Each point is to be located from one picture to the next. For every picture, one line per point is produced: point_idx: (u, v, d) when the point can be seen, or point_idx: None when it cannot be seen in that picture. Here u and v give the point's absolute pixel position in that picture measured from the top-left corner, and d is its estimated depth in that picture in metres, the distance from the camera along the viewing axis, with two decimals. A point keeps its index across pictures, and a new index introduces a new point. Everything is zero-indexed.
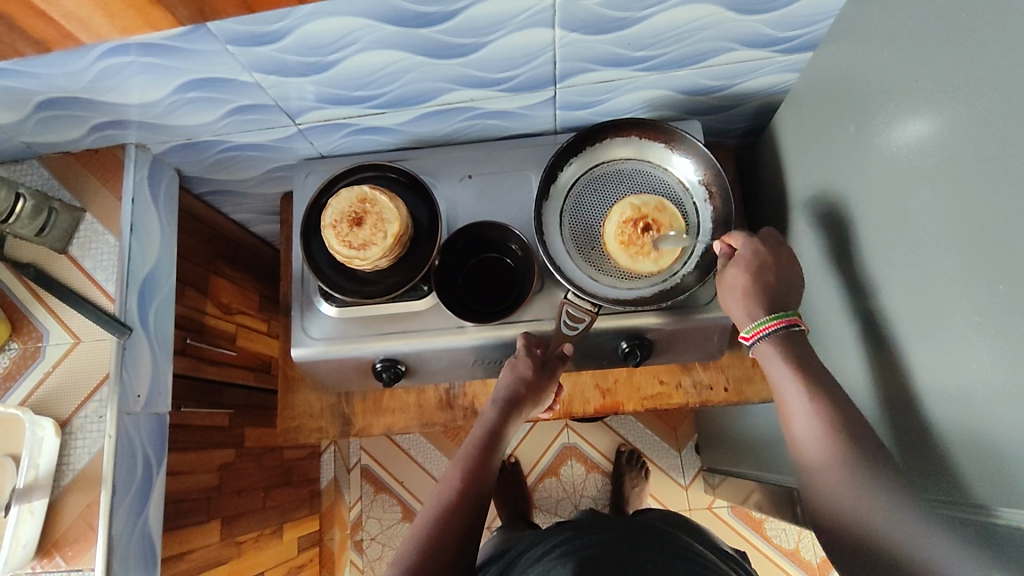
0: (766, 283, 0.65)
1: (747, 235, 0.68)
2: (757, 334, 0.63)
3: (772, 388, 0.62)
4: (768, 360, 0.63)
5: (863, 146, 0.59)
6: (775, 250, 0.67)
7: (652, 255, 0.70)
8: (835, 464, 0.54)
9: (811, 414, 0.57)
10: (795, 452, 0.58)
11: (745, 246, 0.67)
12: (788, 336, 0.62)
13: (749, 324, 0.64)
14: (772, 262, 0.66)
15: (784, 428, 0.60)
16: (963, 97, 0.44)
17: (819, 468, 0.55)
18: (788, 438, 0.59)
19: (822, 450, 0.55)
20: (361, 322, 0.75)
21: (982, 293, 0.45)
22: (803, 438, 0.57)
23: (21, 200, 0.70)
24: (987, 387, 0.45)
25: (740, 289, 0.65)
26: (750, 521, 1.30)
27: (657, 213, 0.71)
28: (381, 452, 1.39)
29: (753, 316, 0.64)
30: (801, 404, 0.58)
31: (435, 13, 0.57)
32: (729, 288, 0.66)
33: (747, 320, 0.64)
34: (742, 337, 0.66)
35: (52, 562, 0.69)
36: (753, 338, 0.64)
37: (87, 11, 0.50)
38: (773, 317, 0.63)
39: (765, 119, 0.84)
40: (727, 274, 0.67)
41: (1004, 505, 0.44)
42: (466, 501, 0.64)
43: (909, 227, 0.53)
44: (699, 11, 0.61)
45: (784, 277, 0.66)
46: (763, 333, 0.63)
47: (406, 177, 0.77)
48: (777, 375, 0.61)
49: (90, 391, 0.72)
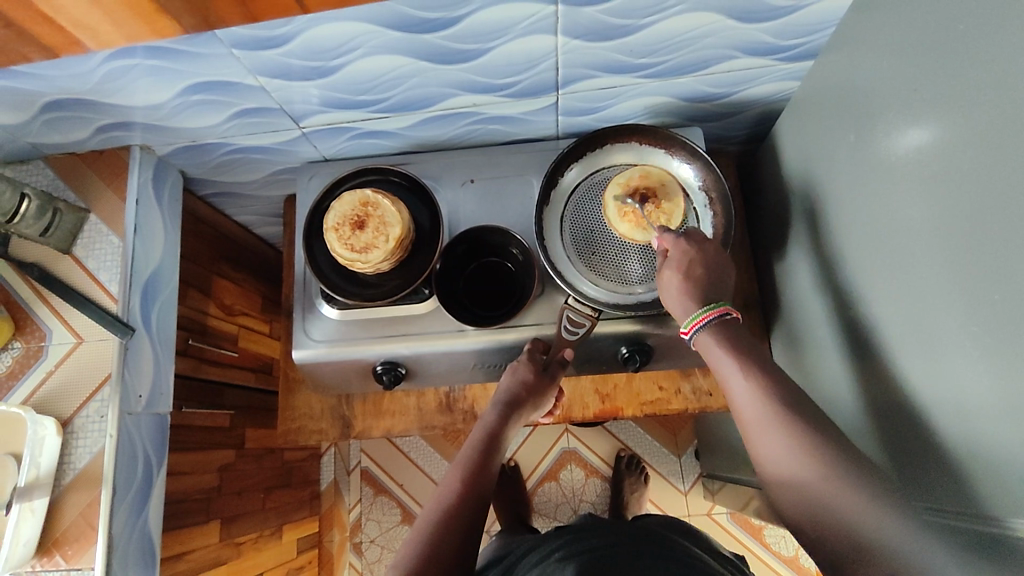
0: (698, 279, 0.65)
1: (677, 236, 0.67)
2: (695, 326, 0.63)
3: (734, 401, 0.58)
4: (722, 363, 0.60)
5: (862, 154, 0.59)
6: (706, 245, 0.67)
7: (662, 217, 0.70)
8: (804, 464, 0.51)
9: (773, 413, 0.54)
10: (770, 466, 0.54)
11: (675, 248, 0.67)
12: (724, 325, 0.62)
13: (686, 319, 0.64)
14: (701, 255, 0.66)
15: (749, 441, 0.56)
16: (963, 109, 0.45)
17: (787, 470, 0.52)
18: (757, 455, 0.55)
19: (787, 451, 0.52)
20: (362, 324, 0.76)
21: (977, 304, 0.45)
22: (772, 450, 0.53)
23: (27, 200, 0.71)
24: (983, 397, 0.45)
25: (677, 288, 0.65)
26: (750, 528, 1.30)
27: (640, 179, 0.71)
28: (382, 454, 1.39)
29: (689, 311, 0.64)
30: (759, 404, 0.56)
31: (439, 19, 0.57)
32: (667, 290, 0.66)
33: (685, 315, 0.64)
34: (682, 331, 0.65)
35: (52, 560, 0.69)
36: (691, 331, 0.63)
37: (94, 18, 0.51)
38: (710, 307, 0.63)
39: (767, 126, 0.84)
40: (662, 278, 0.66)
41: (1000, 514, 0.44)
42: (466, 504, 0.64)
43: (907, 236, 0.53)
44: (701, 19, 0.61)
45: (722, 275, 0.66)
46: (700, 325, 0.63)
47: (409, 181, 0.78)
48: (733, 377, 0.59)
49: (91, 391, 0.73)
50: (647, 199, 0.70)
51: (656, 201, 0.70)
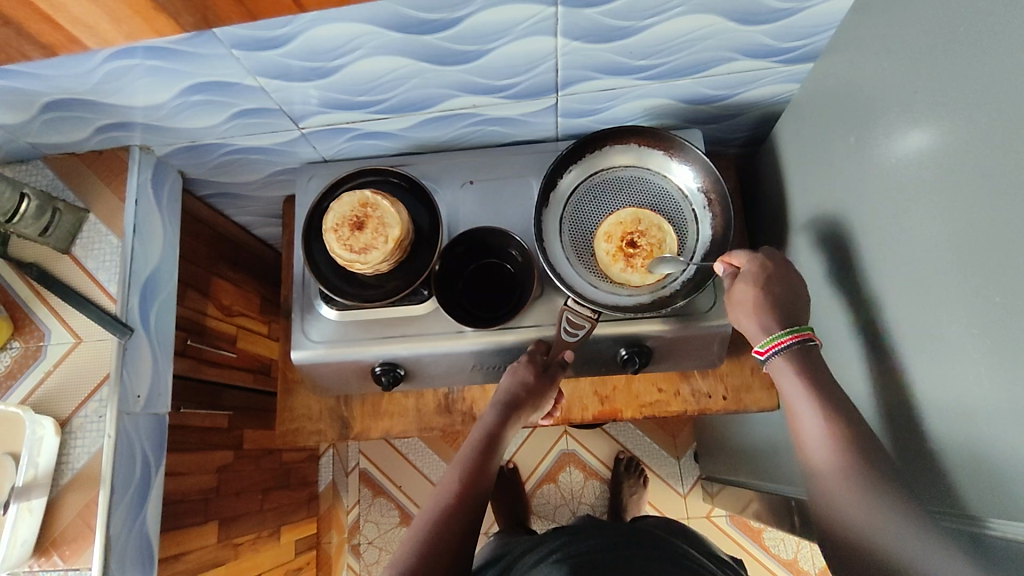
0: (773, 295, 0.65)
1: (749, 251, 0.68)
2: (772, 348, 0.63)
3: (791, 417, 0.60)
4: (784, 381, 0.61)
5: (862, 157, 0.59)
6: (781, 263, 0.67)
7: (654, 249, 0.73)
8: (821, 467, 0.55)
9: (805, 418, 0.58)
10: (821, 482, 0.55)
11: (748, 263, 0.67)
12: (803, 351, 0.62)
13: (764, 339, 0.64)
14: (779, 271, 0.66)
15: (803, 457, 0.58)
16: (963, 110, 0.45)
17: (808, 469, 0.57)
18: (810, 470, 0.57)
19: (810, 456, 0.57)
20: (361, 325, 0.76)
21: (978, 305, 0.45)
22: (826, 468, 0.55)
23: (26, 200, 0.71)
24: (985, 398, 0.45)
25: (750, 304, 0.65)
26: (749, 531, 1.29)
27: (617, 229, 0.74)
28: (380, 456, 1.39)
29: (767, 330, 0.64)
30: (819, 423, 0.57)
31: (438, 20, 0.57)
32: (739, 304, 0.66)
33: (762, 334, 0.64)
34: (756, 351, 0.65)
35: (50, 561, 0.69)
36: (768, 353, 0.63)
37: (95, 17, 0.51)
38: (789, 331, 0.62)
39: (767, 128, 0.84)
40: (734, 292, 0.67)
41: (1001, 516, 0.44)
42: (465, 504, 0.64)
43: (909, 238, 0.53)
44: (702, 20, 0.61)
45: (797, 295, 0.65)
46: (777, 348, 0.62)
47: (408, 181, 0.78)
48: (783, 374, 0.62)
49: (89, 391, 0.72)
50: (635, 242, 0.73)
51: (642, 240, 0.73)
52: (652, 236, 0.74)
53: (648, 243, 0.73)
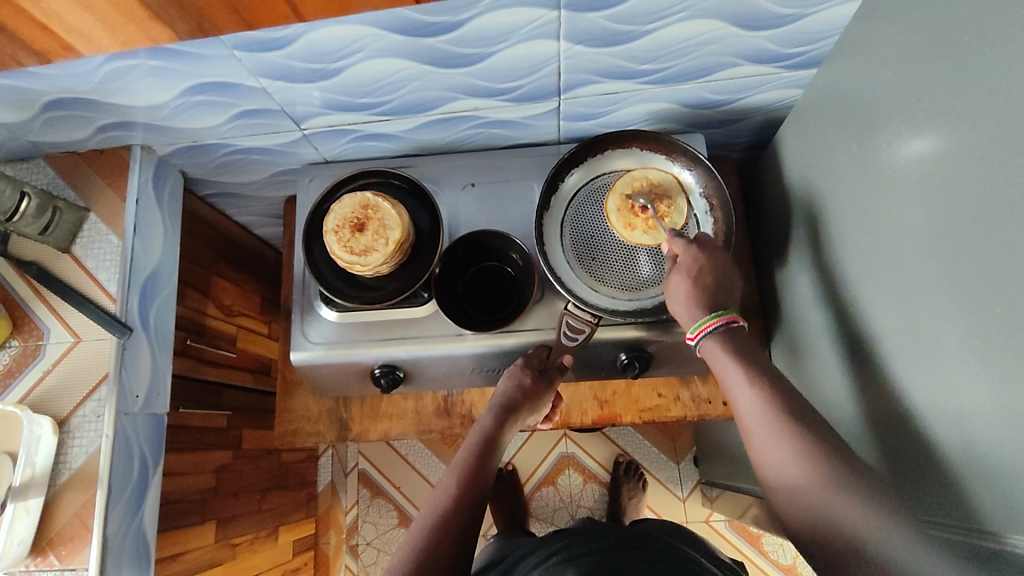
0: (706, 286, 0.64)
1: (687, 241, 0.68)
2: (700, 334, 0.63)
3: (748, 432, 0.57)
4: (737, 393, 0.59)
5: (864, 164, 0.58)
6: (716, 252, 0.67)
7: (649, 188, 0.73)
8: (777, 461, 0.54)
9: (761, 433, 0.55)
10: (791, 498, 0.53)
11: (684, 251, 0.67)
12: (729, 332, 0.62)
13: (692, 325, 0.64)
14: (711, 263, 0.66)
15: (765, 473, 0.55)
16: (967, 119, 0.44)
17: (761, 462, 0.55)
18: (776, 487, 0.54)
19: (773, 471, 0.54)
20: (361, 327, 0.75)
21: (979, 316, 0.44)
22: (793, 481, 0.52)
23: (26, 198, 0.70)
24: (983, 410, 0.45)
25: (683, 294, 0.65)
26: (749, 536, 1.29)
27: (636, 218, 0.71)
28: (379, 457, 1.39)
29: (694, 317, 0.64)
30: (775, 434, 0.54)
31: (440, 23, 0.57)
32: (673, 294, 0.66)
33: (690, 320, 0.64)
34: (688, 338, 0.65)
35: (46, 560, 0.69)
36: (697, 338, 0.63)
37: (90, 25, 0.51)
38: (714, 315, 0.63)
39: (769, 134, 0.84)
40: (670, 282, 0.66)
41: (998, 530, 0.44)
42: (461, 507, 0.63)
43: (909, 247, 0.52)
44: (704, 26, 0.61)
45: (734, 290, 0.66)
46: (705, 333, 0.63)
47: (410, 184, 0.78)
48: (733, 385, 0.59)
49: (88, 390, 0.72)
50: (643, 205, 0.72)
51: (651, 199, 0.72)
52: (637, 184, 0.73)
53: (648, 188, 0.73)
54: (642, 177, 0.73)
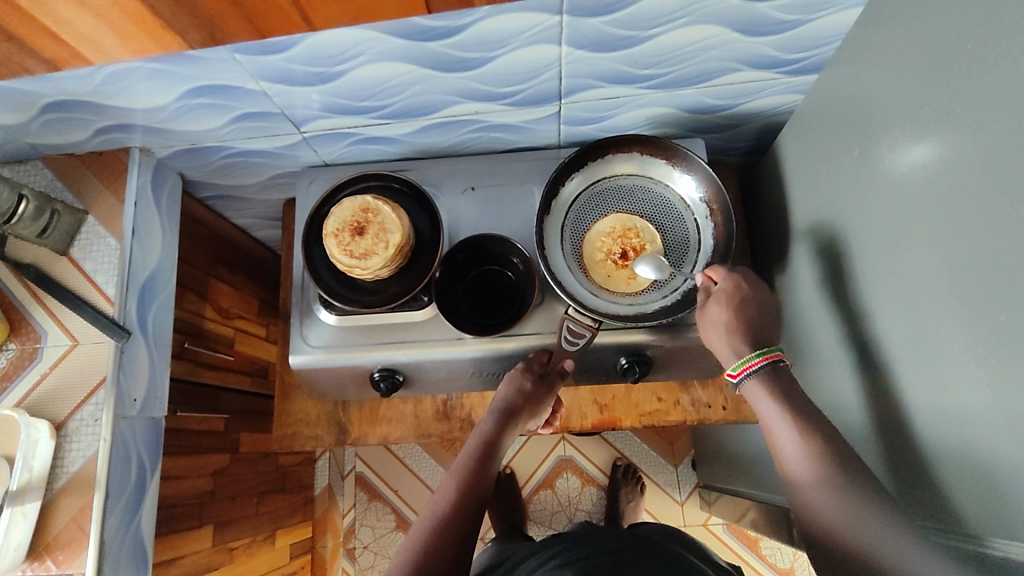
0: (747, 318, 0.65)
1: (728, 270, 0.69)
2: (744, 371, 0.62)
3: (771, 443, 0.58)
4: (761, 406, 0.60)
5: (866, 171, 0.58)
6: (756, 288, 0.68)
7: (611, 232, 0.75)
8: (801, 479, 0.54)
9: (784, 443, 0.57)
10: (808, 505, 0.53)
11: (727, 281, 0.68)
12: (775, 371, 0.61)
13: (736, 362, 0.63)
14: (754, 296, 0.67)
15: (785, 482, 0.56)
16: (970, 126, 0.44)
17: (787, 484, 0.56)
18: (794, 496, 0.55)
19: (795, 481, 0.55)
20: (361, 330, 0.75)
21: (982, 323, 0.44)
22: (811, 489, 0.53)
23: (25, 201, 0.70)
24: (983, 419, 0.45)
25: (723, 325, 0.65)
26: (746, 539, 1.29)
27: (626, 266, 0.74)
28: (376, 459, 1.39)
29: (739, 354, 0.63)
30: (795, 444, 0.56)
31: (440, 28, 0.57)
32: (711, 324, 0.66)
33: (734, 357, 0.64)
34: (728, 374, 0.64)
35: (43, 565, 0.68)
36: (741, 376, 0.62)
37: (99, 33, 0.51)
38: (761, 353, 0.62)
39: (769, 138, 0.84)
40: (707, 310, 0.67)
41: (999, 537, 0.44)
42: (461, 511, 0.63)
43: (911, 254, 0.52)
44: (705, 31, 0.61)
45: (770, 320, 0.66)
46: (750, 371, 0.62)
47: (409, 187, 0.77)
48: (759, 399, 0.61)
49: (86, 393, 0.72)
50: (620, 251, 0.74)
51: (626, 243, 0.74)
52: (599, 239, 0.75)
53: (614, 234, 0.75)
54: (600, 228, 0.75)
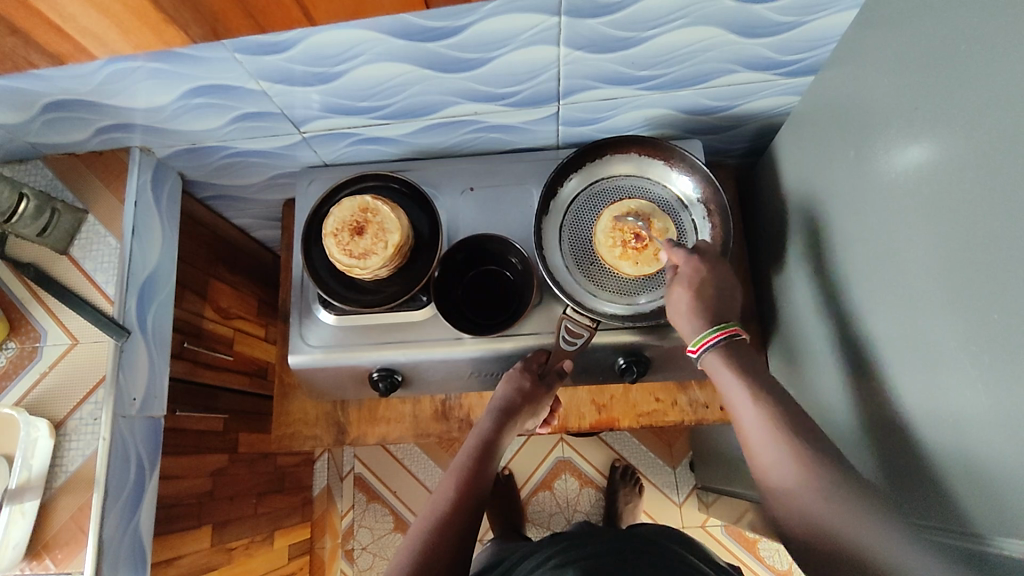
0: (707, 298, 0.65)
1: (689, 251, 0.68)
2: (703, 347, 0.63)
3: (742, 432, 0.58)
4: (730, 394, 0.60)
5: (861, 171, 0.59)
6: (716, 263, 0.67)
7: (613, 224, 0.74)
8: (774, 470, 0.54)
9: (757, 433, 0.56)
10: (783, 496, 0.53)
11: (686, 263, 0.67)
12: (733, 346, 0.62)
13: (695, 338, 0.64)
14: (711, 273, 0.66)
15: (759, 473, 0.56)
16: (965, 126, 0.45)
17: (761, 474, 0.56)
18: (767, 486, 0.55)
19: (768, 472, 0.55)
20: (360, 330, 0.75)
21: (976, 322, 0.44)
22: (785, 480, 0.53)
23: (25, 199, 0.70)
24: (978, 416, 0.45)
25: (684, 308, 0.65)
26: (744, 541, 1.30)
27: (637, 252, 0.73)
28: (375, 460, 1.40)
29: (698, 331, 0.64)
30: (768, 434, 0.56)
31: (440, 28, 0.57)
32: (675, 309, 0.66)
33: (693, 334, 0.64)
34: (689, 351, 0.65)
35: (41, 564, 0.68)
36: (699, 351, 0.63)
37: (103, 27, 0.52)
38: (718, 327, 0.63)
39: (766, 139, 0.85)
40: (670, 294, 0.67)
41: (994, 534, 0.44)
42: (461, 511, 0.63)
43: (905, 253, 0.53)
44: (703, 33, 0.62)
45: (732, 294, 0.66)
46: (707, 346, 0.63)
47: (408, 187, 0.78)
48: (727, 387, 0.60)
49: (85, 392, 0.72)
50: (625, 240, 0.73)
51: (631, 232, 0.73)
52: (604, 236, 0.74)
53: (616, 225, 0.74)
54: (602, 224, 0.74)
